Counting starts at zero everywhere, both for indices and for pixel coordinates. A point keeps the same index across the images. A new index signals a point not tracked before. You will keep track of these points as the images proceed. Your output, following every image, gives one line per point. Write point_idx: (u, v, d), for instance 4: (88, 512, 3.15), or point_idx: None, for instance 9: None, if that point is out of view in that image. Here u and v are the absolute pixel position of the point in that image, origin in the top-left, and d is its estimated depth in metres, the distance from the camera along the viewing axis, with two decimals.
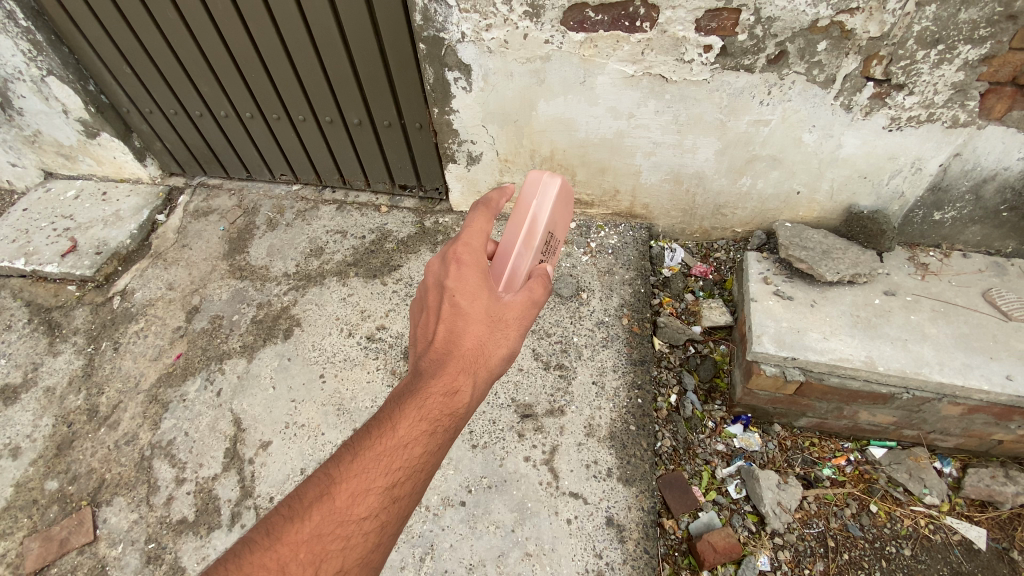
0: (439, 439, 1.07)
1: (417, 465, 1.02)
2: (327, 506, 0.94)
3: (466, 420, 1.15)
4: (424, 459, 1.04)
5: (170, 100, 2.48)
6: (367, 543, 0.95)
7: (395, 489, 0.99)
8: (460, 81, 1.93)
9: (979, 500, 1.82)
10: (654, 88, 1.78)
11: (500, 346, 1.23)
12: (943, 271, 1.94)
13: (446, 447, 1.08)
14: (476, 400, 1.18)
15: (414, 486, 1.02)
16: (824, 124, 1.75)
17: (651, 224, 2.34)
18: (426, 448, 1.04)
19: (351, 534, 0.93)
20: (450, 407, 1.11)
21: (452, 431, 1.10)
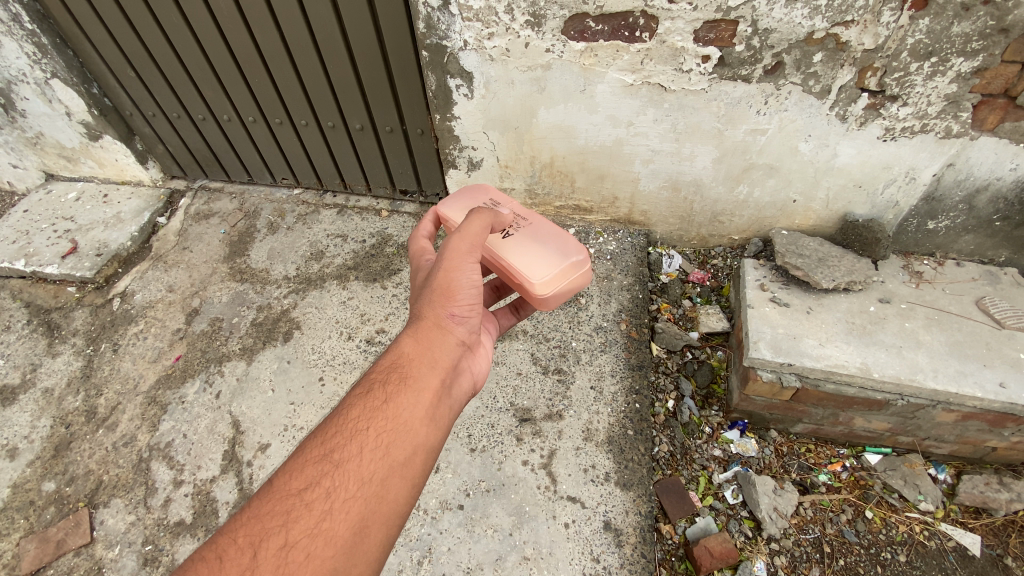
0: (381, 397, 1.05)
1: (359, 426, 1.01)
2: (270, 489, 0.95)
3: (422, 373, 1.10)
4: (366, 418, 1.02)
5: (173, 104, 2.49)
6: (313, 511, 0.91)
7: (336, 454, 0.98)
8: (462, 88, 1.95)
9: (974, 506, 1.83)
10: (653, 97, 1.80)
11: (438, 287, 1.19)
12: (937, 279, 1.97)
13: (396, 400, 1.04)
14: (433, 353, 1.14)
15: (362, 446, 0.99)
16: (820, 134, 1.78)
17: (649, 231, 2.36)
18: (364, 407, 1.03)
19: (290, 506, 0.91)
20: (391, 365, 1.10)
21: (398, 385, 1.07)
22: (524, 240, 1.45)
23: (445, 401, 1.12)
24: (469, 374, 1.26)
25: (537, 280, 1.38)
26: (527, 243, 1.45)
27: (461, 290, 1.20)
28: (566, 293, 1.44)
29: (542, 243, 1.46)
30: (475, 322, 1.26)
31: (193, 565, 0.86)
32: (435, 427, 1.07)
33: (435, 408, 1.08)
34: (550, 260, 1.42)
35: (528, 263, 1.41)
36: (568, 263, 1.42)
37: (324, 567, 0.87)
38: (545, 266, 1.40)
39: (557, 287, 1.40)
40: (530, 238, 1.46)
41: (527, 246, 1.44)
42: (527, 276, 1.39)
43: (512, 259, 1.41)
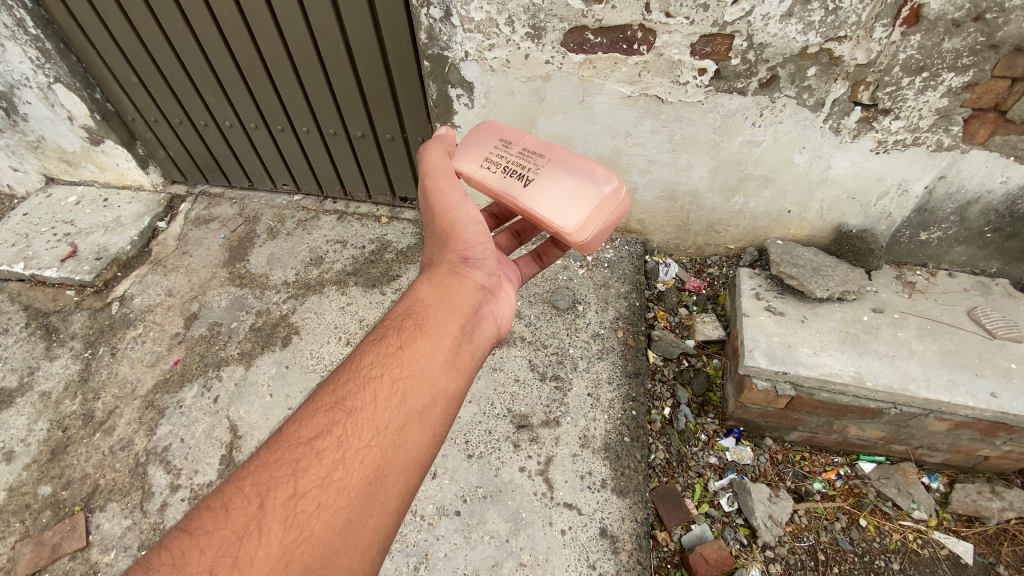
0: (395, 344, 1.10)
1: (372, 371, 1.06)
2: (281, 439, 0.97)
3: (436, 320, 1.16)
4: (380, 366, 1.06)
5: (176, 109, 2.51)
6: (324, 461, 0.93)
7: (349, 398, 1.01)
8: (462, 97, 1.98)
9: (966, 514, 1.85)
10: (650, 108, 1.83)
11: (444, 233, 1.31)
12: (929, 289, 1.99)
13: (411, 347, 1.10)
14: (444, 298, 1.21)
15: (375, 392, 1.02)
16: (814, 146, 1.81)
17: (646, 239, 2.38)
18: (379, 355, 1.08)
19: (301, 454, 0.93)
20: (406, 314, 1.18)
21: (412, 331, 1.13)
22: (549, 183, 1.38)
23: (464, 348, 1.17)
24: (491, 322, 1.32)
25: (574, 226, 1.33)
26: (551, 183, 1.38)
27: (466, 231, 1.31)
28: (604, 227, 1.39)
29: (566, 178, 1.38)
30: (490, 266, 1.38)
31: (202, 512, 0.89)
32: (452, 375, 1.11)
33: (451, 355, 1.12)
34: (579, 197, 1.36)
35: (559, 209, 1.35)
36: (601, 197, 1.36)
37: (338, 515, 0.89)
38: (578, 208, 1.35)
39: (596, 227, 1.35)
40: (554, 178, 1.39)
41: (549, 185, 1.37)
42: (561, 224, 1.34)
43: (542, 211, 1.35)
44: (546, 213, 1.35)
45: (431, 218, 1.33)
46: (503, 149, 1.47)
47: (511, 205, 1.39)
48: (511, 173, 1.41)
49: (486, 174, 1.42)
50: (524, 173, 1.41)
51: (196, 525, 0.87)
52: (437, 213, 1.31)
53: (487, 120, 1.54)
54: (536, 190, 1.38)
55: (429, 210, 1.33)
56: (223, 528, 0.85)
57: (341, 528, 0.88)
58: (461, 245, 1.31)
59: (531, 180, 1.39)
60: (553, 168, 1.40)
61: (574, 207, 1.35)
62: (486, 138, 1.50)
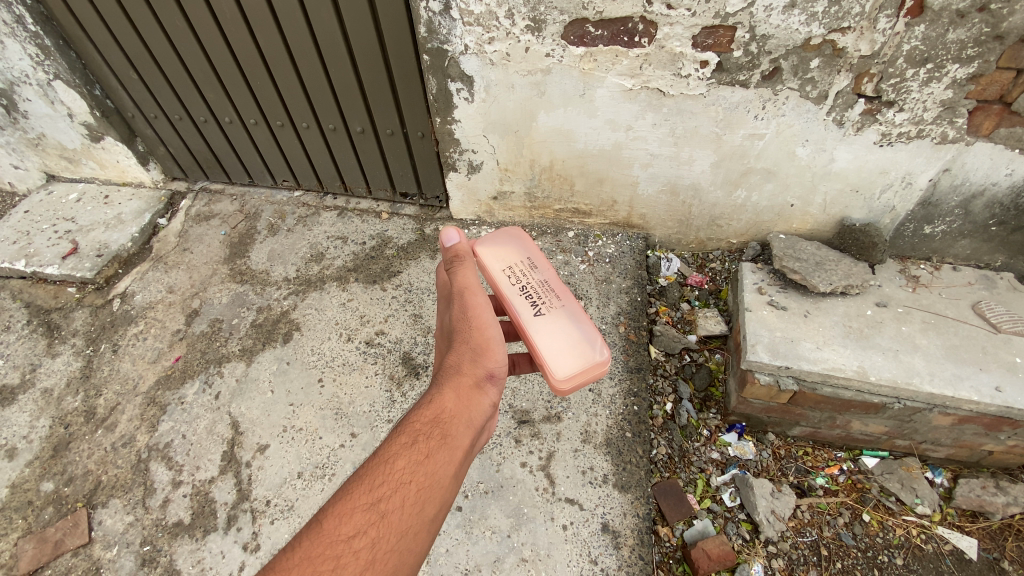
0: (424, 450, 1.06)
1: (404, 476, 1.01)
2: (316, 530, 0.94)
3: (460, 431, 1.13)
4: (410, 471, 1.02)
5: (176, 106, 2.51)
6: (360, 559, 0.90)
7: (384, 502, 0.98)
8: (462, 91, 1.96)
9: (970, 510, 1.85)
10: (652, 101, 1.82)
11: (477, 346, 1.28)
12: (933, 283, 1.98)
13: (436, 455, 1.06)
14: (468, 411, 1.18)
15: (405, 499, 0.99)
16: (817, 139, 1.79)
17: (647, 234, 2.35)
18: (409, 457, 1.04)
19: (339, 553, 0.90)
20: (434, 417, 1.12)
21: (439, 441, 1.09)
22: (555, 325, 1.53)
23: (468, 462, 1.16)
24: (484, 433, 1.31)
25: (559, 374, 1.47)
26: (558, 327, 1.53)
27: (495, 350, 1.31)
28: (581, 385, 1.53)
29: (573, 327, 1.54)
30: (500, 388, 1.34)
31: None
32: (458, 484, 1.10)
33: (463, 469, 1.11)
34: (576, 353, 1.50)
35: (554, 353, 1.49)
36: (592, 362, 1.49)
37: None
38: (569, 359, 1.49)
39: (576, 382, 1.49)
40: (561, 323, 1.54)
41: (557, 326, 1.53)
42: (551, 367, 1.47)
43: (540, 345, 1.49)
44: (545, 352, 1.49)
45: (465, 324, 1.33)
46: (530, 270, 1.63)
47: (516, 324, 1.53)
48: (528, 297, 1.56)
49: (506, 284, 1.59)
50: (538, 303, 1.56)
51: None
52: (472, 325, 1.32)
53: (524, 233, 1.71)
54: (542, 322, 1.53)
55: (464, 319, 1.33)
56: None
57: None
58: (489, 364, 1.29)
59: (542, 311, 1.54)
60: (566, 313, 1.55)
61: (566, 358, 1.49)
62: (518, 251, 1.67)
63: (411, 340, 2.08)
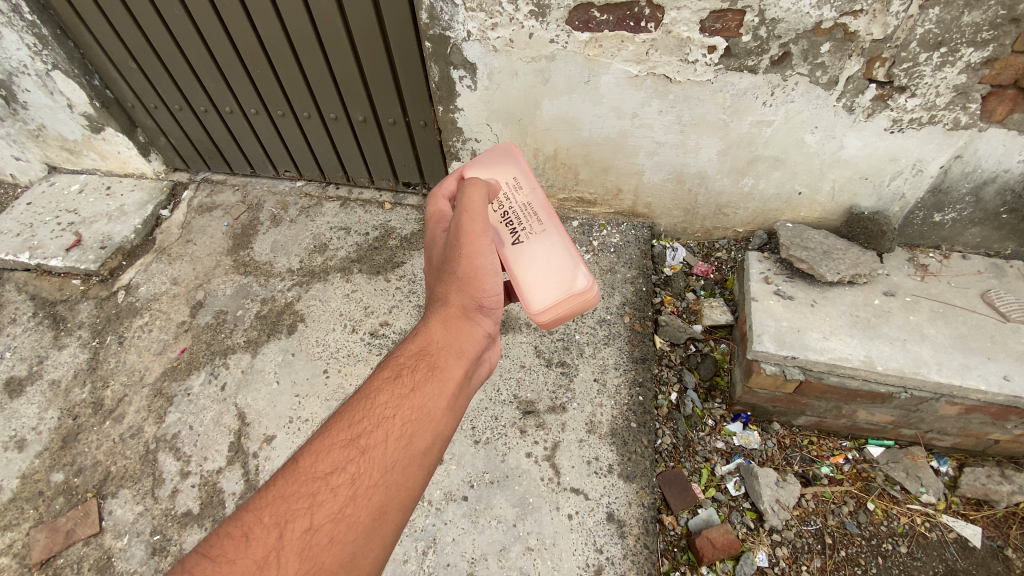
0: (407, 385, 1.06)
1: (385, 410, 1.02)
2: (295, 468, 0.96)
3: (449, 363, 1.12)
4: (392, 406, 1.03)
5: (176, 96, 2.48)
6: (338, 496, 0.92)
7: (362, 438, 0.98)
8: (465, 79, 1.93)
9: (975, 498, 1.85)
10: (658, 88, 1.79)
11: (466, 276, 1.19)
12: (942, 272, 1.96)
13: (421, 389, 1.06)
14: (456, 341, 1.16)
15: (386, 433, 0.99)
16: (826, 125, 1.76)
17: (653, 223, 2.32)
18: (391, 393, 1.05)
19: (316, 490, 0.92)
20: (418, 350, 1.13)
21: (424, 374, 1.08)
22: (538, 252, 1.46)
23: (463, 392, 1.14)
24: (484, 364, 1.30)
25: (540, 306, 1.45)
26: (543, 253, 1.46)
27: (486, 279, 1.22)
28: (568, 315, 1.51)
29: (559, 253, 1.46)
30: (498, 316, 1.30)
31: (224, 537, 0.89)
32: (453, 417, 1.09)
33: (455, 400, 1.09)
34: (559, 280, 1.45)
35: (536, 282, 1.45)
36: (575, 292, 1.46)
37: (343, 550, 0.88)
38: (551, 289, 1.45)
39: (560, 311, 1.47)
40: (544, 249, 1.46)
41: (542, 253, 1.46)
42: (533, 299, 1.45)
43: (525, 277, 1.45)
44: (530, 281, 1.45)
45: (452, 255, 1.21)
46: (514, 189, 1.48)
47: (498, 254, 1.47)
48: (509, 223, 1.46)
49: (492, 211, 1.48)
50: (520, 229, 1.46)
51: (218, 550, 0.87)
52: (461, 254, 1.19)
53: (511, 144, 1.53)
54: (526, 251, 1.46)
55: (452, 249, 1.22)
56: (244, 556, 0.85)
57: (345, 563, 0.88)
58: (477, 295, 1.21)
59: (526, 239, 1.46)
60: (551, 237, 1.47)
61: (549, 286, 1.45)
62: (503, 171, 1.50)
63: None
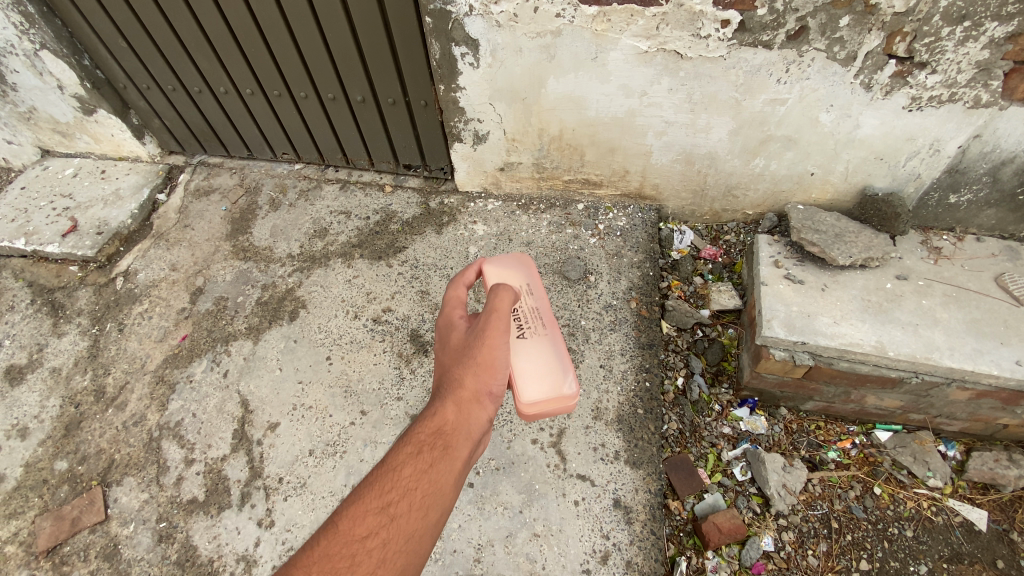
0: (430, 460, 1.03)
1: (410, 483, 0.99)
2: (329, 535, 0.92)
3: (465, 443, 1.08)
4: (417, 479, 1.00)
5: (168, 76, 2.40)
6: (373, 558, 0.89)
7: (392, 507, 0.95)
8: (468, 56, 1.85)
9: (982, 482, 1.84)
10: (668, 65, 1.72)
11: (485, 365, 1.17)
12: (955, 255, 1.91)
13: (442, 465, 1.03)
14: (471, 420, 1.11)
15: (413, 504, 0.97)
16: (842, 104, 1.70)
17: (660, 206, 2.27)
18: (416, 466, 1.01)
19: (352, 554, 0.89)
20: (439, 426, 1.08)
21: (445, 451, 1.05)
22: (534, 351, 1.47)
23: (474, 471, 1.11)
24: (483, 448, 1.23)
25: (525, 395, 1.41)
26: (539, 356, 1.46)
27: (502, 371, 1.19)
28: (547, 415, 1.46)
29: (554, 360, 1.46)
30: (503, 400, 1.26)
31: None
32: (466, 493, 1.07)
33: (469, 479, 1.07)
34: (550, 380, 1.44)
35: (526, 377, 1.43)
36: (560, 393, 1.43)
37: None
38: (538, 385, 1.42)
39: (541, 409, 1.42)
40: (541, 350, 1.47)
41: (538, 352, 1.47)
42: (520, 390, 1.41)
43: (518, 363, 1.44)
44: (521, 376, 1.44)
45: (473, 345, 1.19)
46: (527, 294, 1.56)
47: None
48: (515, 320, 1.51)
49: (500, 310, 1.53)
50: (523, 327, 1.50)
51: None
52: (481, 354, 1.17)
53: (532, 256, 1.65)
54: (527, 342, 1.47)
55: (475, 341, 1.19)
56: None
57: None
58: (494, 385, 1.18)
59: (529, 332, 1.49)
60: (550, 344, 1.49)
61: (536, 386, 1.42)
62: (519, 276, 1.58)
63: (419, 318, 2.04)
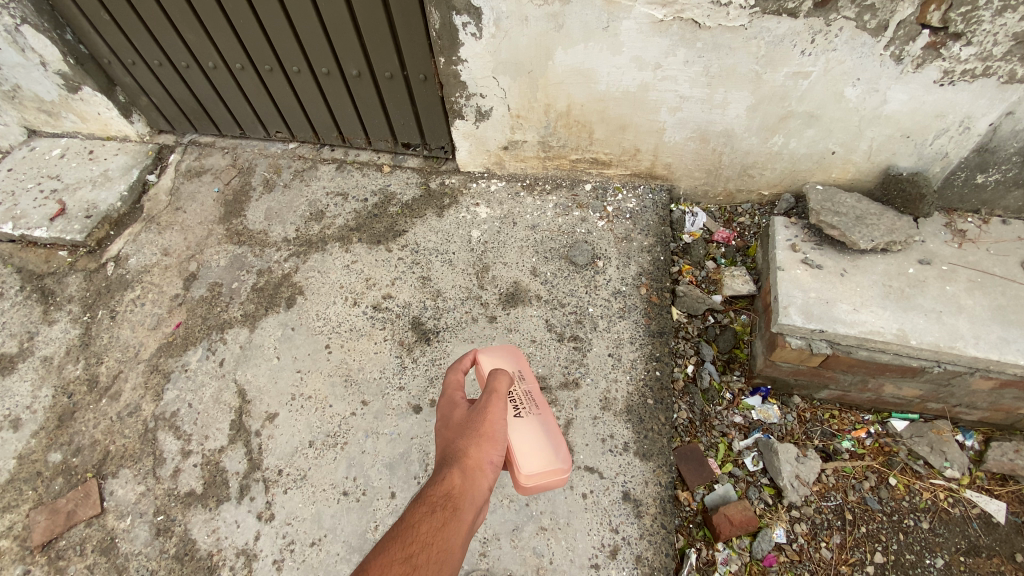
0: (443, 518, 0.89)
1: (426, 540, 0.85)
2: None
3: (473, 508, 0.95)
4: (432, 533, 0.86)
5: (154, 50, 2.28)
6: None
7: (414, 559, 0.81)
8: (469, 26, 1.73)
9: (1001, 473, 1.79)
10: (685, 35, 1.60)
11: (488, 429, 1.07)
12: (981, 238, 1.83)
13: (456, 522, 0.90)
14: (481, 486, 0.99)
15: (432, 559, 0.82)
16: (870, 77, 1.59)
17: (672, 186, 2.17)
18: (431, 522, 0.88)
19: None
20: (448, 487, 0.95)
21: (456, 509, 0.92)
22: (530, 428, 1.35)
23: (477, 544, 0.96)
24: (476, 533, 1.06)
25: (523, 469, 1.29)
26: (534, 433, 1.34)
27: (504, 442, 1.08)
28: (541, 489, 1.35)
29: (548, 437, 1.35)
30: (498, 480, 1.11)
31: None
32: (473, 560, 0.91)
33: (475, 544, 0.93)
34: (547, 470, 1.31)
35: (522, 450, 1.31)
36: (556, 467, 1.31)
37: None
38: (534, 458, 1.31)
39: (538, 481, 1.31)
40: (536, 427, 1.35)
41: (532, 439, 1.33)
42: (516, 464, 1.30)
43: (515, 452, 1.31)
44: (520, 470, 1.30)
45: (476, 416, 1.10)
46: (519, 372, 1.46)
47: None
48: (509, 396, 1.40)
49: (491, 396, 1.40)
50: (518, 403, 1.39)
51: None
52: (486, 419, 1.08)
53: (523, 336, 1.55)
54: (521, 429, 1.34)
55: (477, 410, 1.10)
56: None
57: None
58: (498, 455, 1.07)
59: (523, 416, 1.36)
60: (544, 422, 1.37)
61: (532, 462, 1.30)
62: (510, 360, 1.47)
63: (421, 305, 1.97)
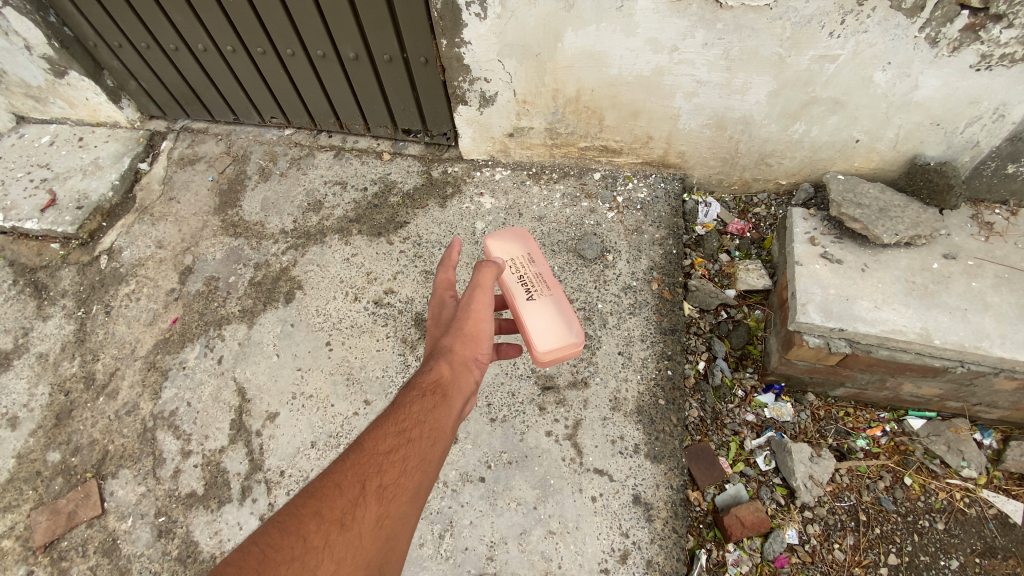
0: (433, 401, 1.00)
1: (419, 416, 0.96)
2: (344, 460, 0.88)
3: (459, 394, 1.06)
4: (422, 414, 0.97)
5: (141, 32, 2.17)
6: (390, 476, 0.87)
7: (407, 432, 0.94)
8: (473, 6, 1.62)
9: (1019, 473, 1.75)
10: (705, 15, 1.50)
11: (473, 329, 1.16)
12: (1009, 231, 1.74)
13: (443, 405, 1.01)
14: (467, 378, 1.10)
15: (422, 433, 0.94)
16: (902, 61, 1.49)
17: (685, 175, 2.08)
18: (421, 404, 0.99)
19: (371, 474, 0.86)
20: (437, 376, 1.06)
21: (444, 394, 1.02)
22: (543, 309, 1.48)
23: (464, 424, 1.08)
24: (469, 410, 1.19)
25: (539, 346, 1.44)
26: (547, 312, 1.48)
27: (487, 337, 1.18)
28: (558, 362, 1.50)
29: (560, 316, 1.48)
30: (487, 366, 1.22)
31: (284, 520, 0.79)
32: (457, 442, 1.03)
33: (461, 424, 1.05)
34: (562, 343, 1.45)
35: (537, 330, 1.46)
36: (568, 341, 1.45)
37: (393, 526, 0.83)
38: (549, 335, 1.46)
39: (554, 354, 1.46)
40: (549, 308, 1.49)
41: (547, 317, 1.47)
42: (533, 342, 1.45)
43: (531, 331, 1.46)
44: (538, 348, 1.45)
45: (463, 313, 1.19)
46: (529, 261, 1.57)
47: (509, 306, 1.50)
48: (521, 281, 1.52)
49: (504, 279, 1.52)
50: (530, 287, 1.51)
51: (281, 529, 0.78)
52: (472, 317, 1.17)
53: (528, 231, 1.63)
54: (535, 314, 1.48)
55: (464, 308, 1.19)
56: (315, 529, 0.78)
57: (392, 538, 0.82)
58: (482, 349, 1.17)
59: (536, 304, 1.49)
60: (555, 302, 1.50)
61: (547, 337, 1.45)
62: (521, 250, 1.57)
63: (424, 300, 1.91)
